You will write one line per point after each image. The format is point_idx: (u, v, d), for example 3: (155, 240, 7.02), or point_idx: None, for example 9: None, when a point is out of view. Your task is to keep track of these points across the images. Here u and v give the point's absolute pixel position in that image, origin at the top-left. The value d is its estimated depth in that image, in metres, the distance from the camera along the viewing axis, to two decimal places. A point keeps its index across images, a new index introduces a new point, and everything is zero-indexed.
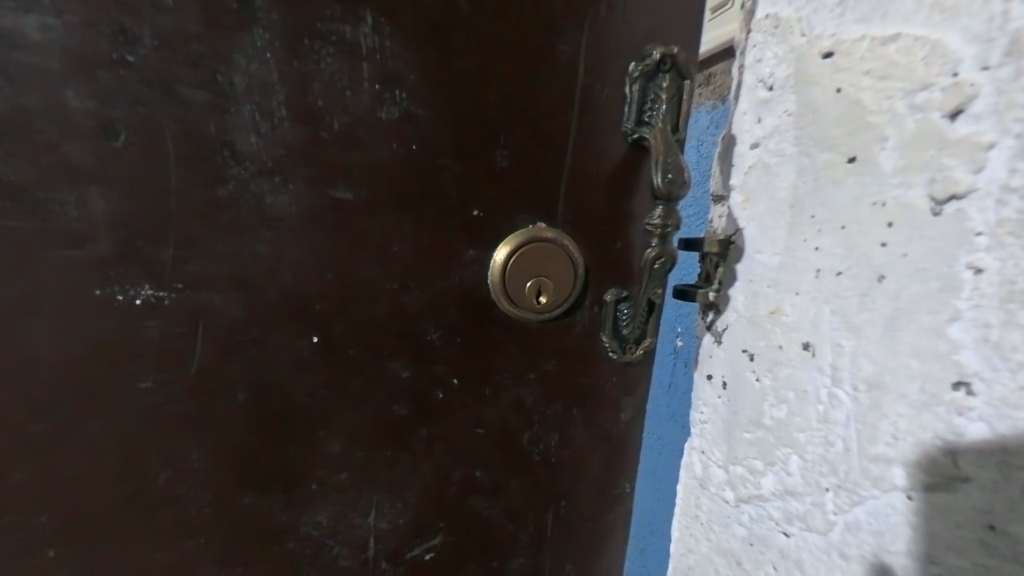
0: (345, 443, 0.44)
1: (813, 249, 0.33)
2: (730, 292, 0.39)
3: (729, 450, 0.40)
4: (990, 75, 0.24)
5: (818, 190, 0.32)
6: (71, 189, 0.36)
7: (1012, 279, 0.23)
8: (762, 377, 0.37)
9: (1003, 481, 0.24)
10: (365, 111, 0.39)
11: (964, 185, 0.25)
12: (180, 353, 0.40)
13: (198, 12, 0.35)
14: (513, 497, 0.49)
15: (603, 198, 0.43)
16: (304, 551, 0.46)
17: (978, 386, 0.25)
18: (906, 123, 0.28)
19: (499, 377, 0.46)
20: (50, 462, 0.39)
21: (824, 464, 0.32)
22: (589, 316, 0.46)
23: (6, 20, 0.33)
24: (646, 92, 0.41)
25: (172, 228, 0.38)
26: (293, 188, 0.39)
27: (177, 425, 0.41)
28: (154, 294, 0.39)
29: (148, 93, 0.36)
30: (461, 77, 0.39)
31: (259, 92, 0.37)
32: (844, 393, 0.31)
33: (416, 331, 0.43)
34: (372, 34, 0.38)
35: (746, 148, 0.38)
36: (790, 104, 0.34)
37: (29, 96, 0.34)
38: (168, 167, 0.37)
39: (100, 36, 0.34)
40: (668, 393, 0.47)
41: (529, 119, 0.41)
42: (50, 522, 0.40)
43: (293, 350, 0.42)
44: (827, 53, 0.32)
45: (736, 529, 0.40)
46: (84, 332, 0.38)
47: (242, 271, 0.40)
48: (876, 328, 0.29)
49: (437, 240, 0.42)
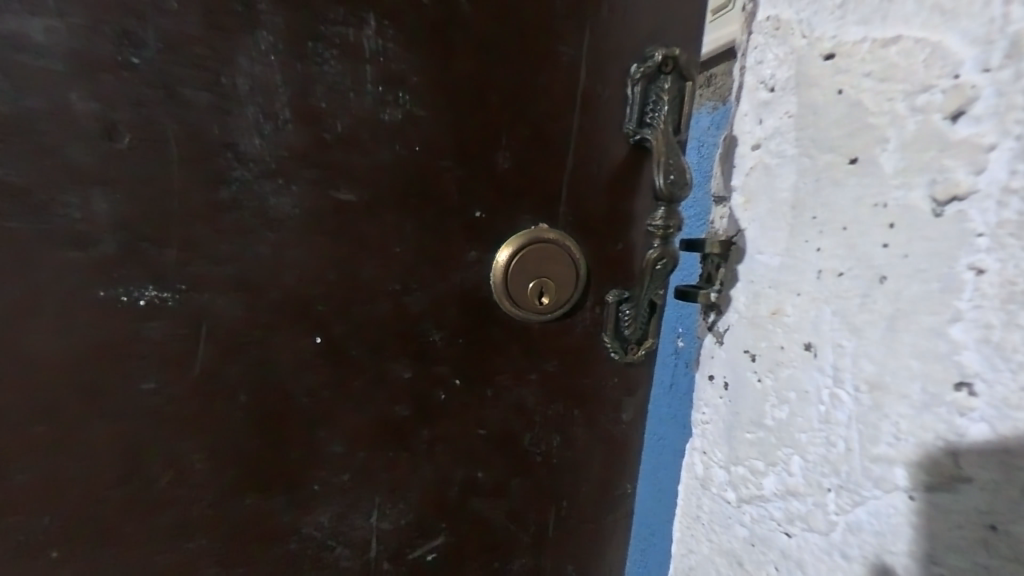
0: (347, 444, 0.45)
1: (814, 250, 0.33)
2: (731, 292, 0.39)
3: (730, 451, 0.40)
4: (990, 78, 0.24)
5: (819, 191, 0.32)
6: (74, 191, 0.36)
7: (1012, 280, 0.23)
8: (764, 378, 0.37)
9: (1005, 482, 0.24)
10: (367, 113, 0.39)
11: (964, 186, 0.25)
12: (182, 354, 0.40)
13: (200, 14, 0.35)
14: (514, 498, 0.49)
15: (604, 199, 0.43)
16: (305, 552, 0.46)
17: (979, 387, 0.25)
18: (906, 125, 0.28)
19: (500, 378, 0.46)
20: (53, 463, 0.39)
21: (825, 465, 0.32)
22: (591, 317, 0.46)
23: (9, 22, 0.33)
24: (647, 94, 0.41)
25: (174, 229, 0.38)
26: (295, 190, 0.39)
27: (179, 426, 0.41)
28: (157, 296, 0.39)
29: (151, 95, 0.36)
30: (462, 79, 0.40)
31: (262, 94, 0.37)
32: (845, 393, 0.31)
33: (418, 331, 0.44)
34: (374, 37, 0.38)
35: (747, 150, 0.38)
36: (791, 105, 0.34)
37: (32, 98, 0.34)
38: (171, 168, 0.37)
39: (103, 39, 0.34)
40: (669, 394, 0.48)
41: (531, 121, 0.41)
42: (52, 524, 0.40)
43: (295, 351, 0.42)
44: (828, 55, 0.32)
45: (737, 529, 0.40)
46: (88, 334, 0.38)
47: (244, 272, 0.40)
48: (876, 329, 0.29)
49: (438, 241, 0.42)
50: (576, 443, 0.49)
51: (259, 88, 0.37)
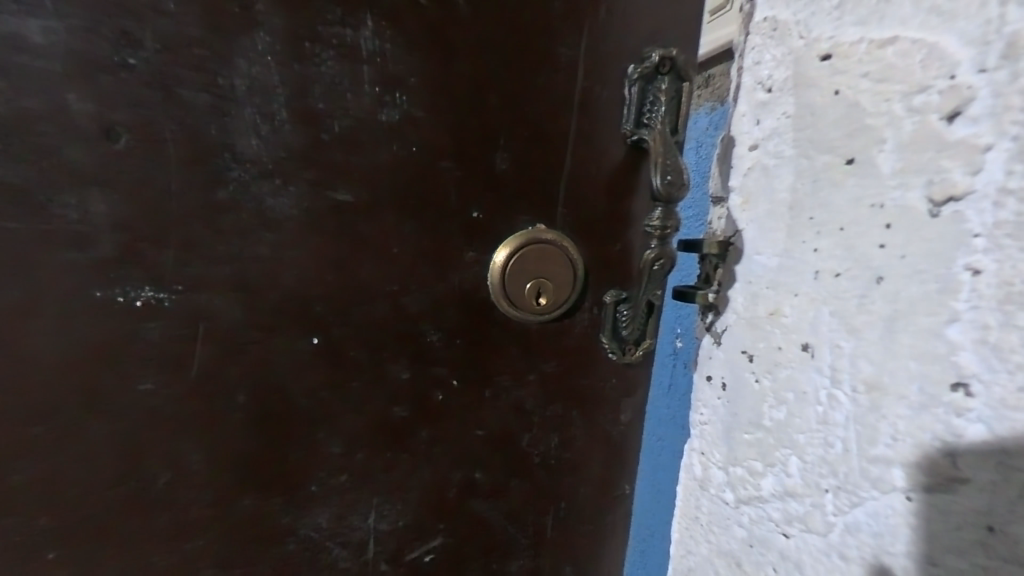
0: (345, 445, 0.44)
1: (812, 250, 0.33)
2: (729, 293, 0.39)
3: (728, 452, 0.40)
4: (986, 78, 0.24)
5: (817, 192, 0.33)
6: (72, 192, 0.36)
7: (1009, 281, 0.23)
8: (762, 378, 0.37)
9: (1002, 482, 0.24)
10: (365, 114, 0.39)
11: (961, 187, 0.25)
12: (180, 355, 0.40)
13: (199, 16, 0.35)
14: (513, 499, 0.49)
15: (602, 199, 0.43)
16: (303, 553, 0.46)
17: (976, 387, 0.25)
18: (903, 125, 0.28)
19: (499, 378, 0.46)
20: (50, 464, 0.39)
21: (823, 466, 0.32)
22: (589, 317, 0.46)
23: (7, 23, 0.33)
24: (645, 95, 0.41)
25: (172, 230, 0.38)
26: (293, 191, 0.39)
27: (177, 427, 0.41)
28: (154, 297, 0.39)
29: (149, 96, 0.36)
30: (460, 80, 0.40)
31: (260, 95, 0.37)
32: (843, 394, 0.31)
33: (416, 332, 0.43)
34: (372, 38, 0.38)
35: (745, 150, 0.38)
36: (789, 106, 0.34)
37: (30, 99, 0.34)
38: (169, 169, 0.37)
39: (101, 40, 0.34)
40: (668, 394, 0.47)
41: (529, 121, 0.41)
42: (49, 524, 0.40)
43: (293, 352, 0.42)
44: (825, 56, 0.32)
45: (736, 530, 0.40)
46: (85, 334, 0.38)
47: (243, 273, 0.40)
48: (874, 330, 0.29)
49: (437, 242, 0.42)
50: (575, 444, 0.49)
51: (257, 89, 0.37)
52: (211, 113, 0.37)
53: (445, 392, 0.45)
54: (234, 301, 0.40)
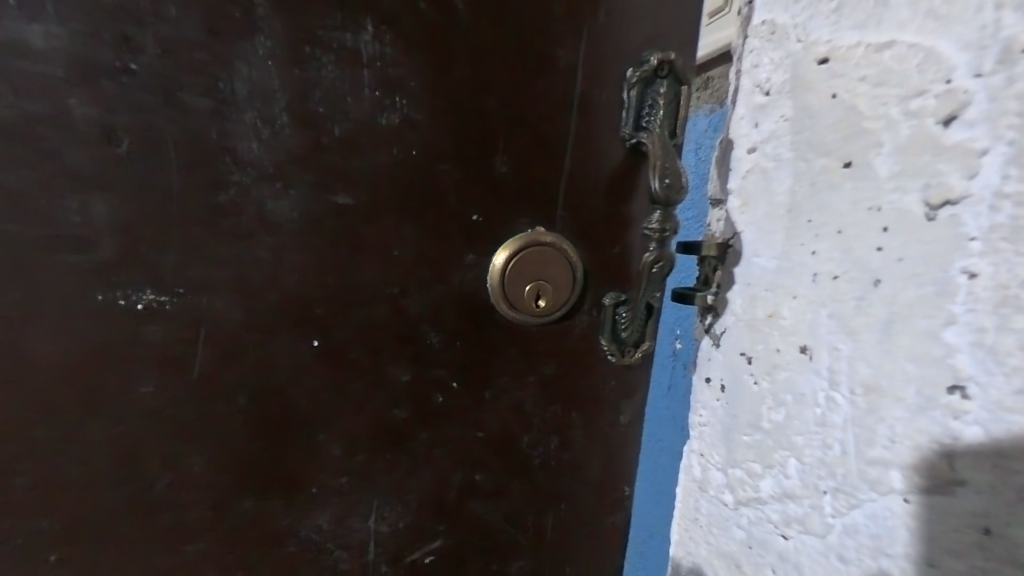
0: (346, 447, 0.45)
1: (810, 253, 0.33)
2: (728, 295, 0.39)
3: (728, 453, 0.40)
4: (982, 83, 0.24)
5: (815, 195, 0.33)
6: (73, 195, 0.36)
7: (1006, 284, 0.23)
8: (760, 380, 0.37)
9: (998, 484, 0.24)
10: (365, 117, 0.39)
11: (957, 191, 0.25)
12: (180, 358, 0.40)
13: (199, 20, 0.35)
14: (513, 500, 0.49)
15: (601, 202, 0.43)
16: (304, 555, 0.46)
17: (973, 390, 0.25)
18: (901, 129, 0.28)
19: (499, 380, 0.46)
20: (51, 466, 0.39)
21: (822, 467, 0.32)
22: (588, 319, 0.46)
23: (9, 28, 0.33)
24: (644, 98, 0.41)
25: (173, 233, 0.38)
26: (293, 194, 0.39)
27: (178, 429, 0.41)
28: (156, 300, 0.39)
29: (151, 100, 0.36)
30: (460, 84, 0.40)
31: (260, 99, 0.37)
32: (841, 396, 0.31)
33: (416, 334, 0.44)
34: (372, 42, 0.38)
35: (743, 153, 0.38)
36: (787, 109, 0.35)
37: (31, 103, 0.34)
38: (170, 173, 0.37)
39: (102, 44, 0.35)
40: (668, 395, 0.48)
41: (528, 124, 0.41)
42: (51, 526, 0.40)
43: (293, 354, 0.42)
44: (823, 60, 0.32)
45: (735, 532, 0.40)
46: (87, 337, 0.38)
47: (244, 276, 0.40)
48: (872, 332, 0.29)
49: (437, 244, 0.42)
50: (574, 446, 0.49)
51: (258, 93, 0.37)
52: (215, 115, 0.37)
53: (444, 393, 0.46)
54: (234, 302, 0.40)
